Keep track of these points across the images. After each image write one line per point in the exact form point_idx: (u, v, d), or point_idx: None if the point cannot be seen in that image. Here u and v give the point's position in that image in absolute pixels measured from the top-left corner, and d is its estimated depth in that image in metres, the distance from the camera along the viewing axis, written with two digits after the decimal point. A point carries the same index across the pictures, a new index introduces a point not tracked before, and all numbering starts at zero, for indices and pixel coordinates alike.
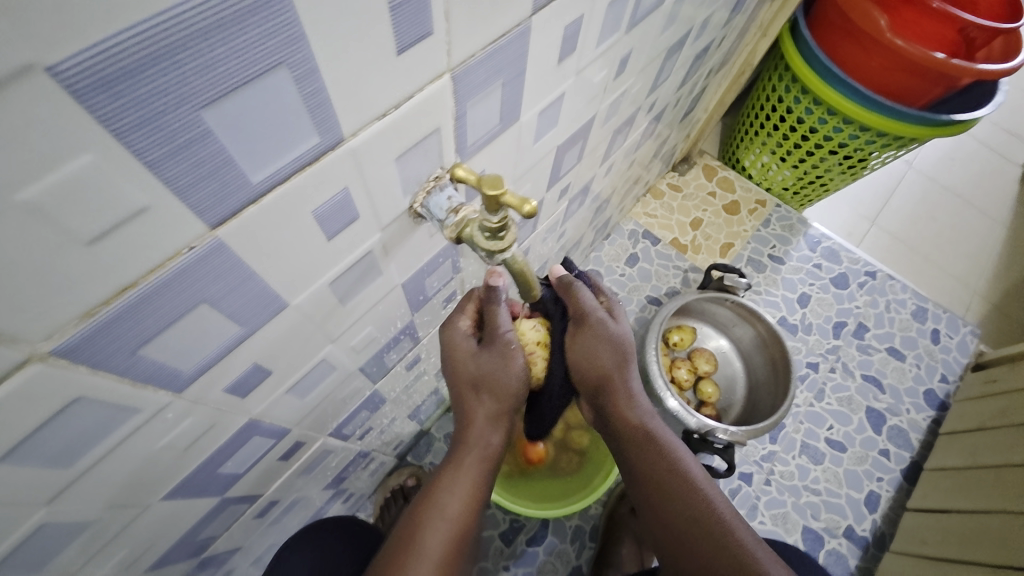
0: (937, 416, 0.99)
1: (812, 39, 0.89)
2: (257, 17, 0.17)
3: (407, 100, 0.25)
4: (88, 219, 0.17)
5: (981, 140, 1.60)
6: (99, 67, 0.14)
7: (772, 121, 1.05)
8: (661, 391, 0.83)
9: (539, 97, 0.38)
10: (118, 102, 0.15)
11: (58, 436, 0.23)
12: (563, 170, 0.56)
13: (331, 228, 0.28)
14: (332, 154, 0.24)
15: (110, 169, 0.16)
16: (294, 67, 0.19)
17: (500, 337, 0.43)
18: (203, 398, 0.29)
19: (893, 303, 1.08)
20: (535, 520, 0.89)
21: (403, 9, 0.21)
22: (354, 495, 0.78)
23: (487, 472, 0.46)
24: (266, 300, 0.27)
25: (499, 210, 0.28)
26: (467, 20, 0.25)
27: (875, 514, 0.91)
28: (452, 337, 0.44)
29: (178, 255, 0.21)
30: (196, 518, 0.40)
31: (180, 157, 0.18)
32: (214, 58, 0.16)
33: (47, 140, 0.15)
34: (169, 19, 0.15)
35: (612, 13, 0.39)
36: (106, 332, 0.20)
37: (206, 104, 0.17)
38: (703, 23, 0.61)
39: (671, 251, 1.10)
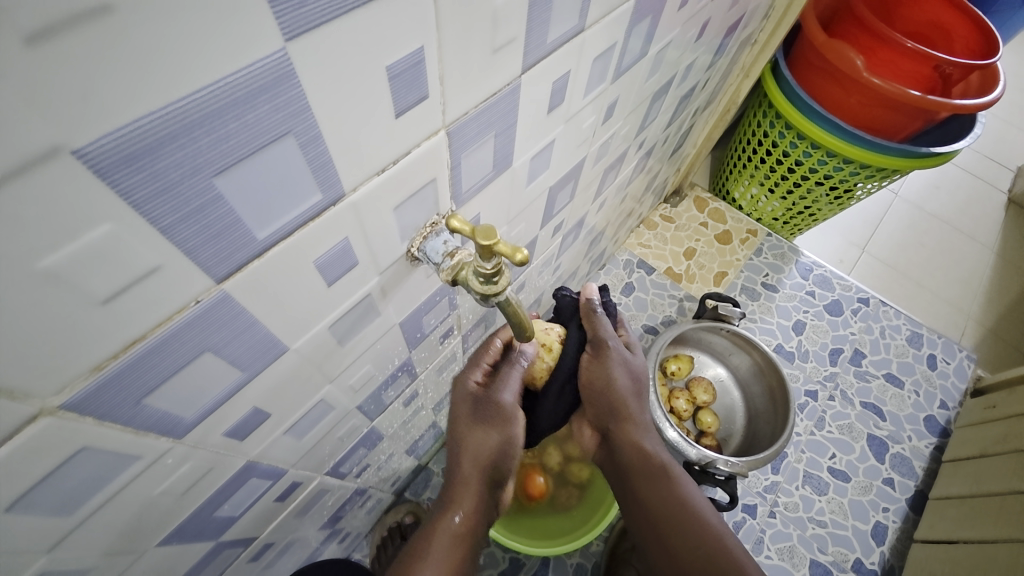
0: (939, 443, 0.99)
1: (793, 78, 0.94)
2: (268, 95, 0.18)
3: (404, 155, 0.27)
4: (103, 280, 0.18)
5: (962, 167, 1.65)
6: (123, 147, 0.16)
7: (759, 154, 1.09)
8: (660, 422, 0.83)
9: (531, 144, 0.40)
10: (138, 176, 0.17)
11: (60, 485, 0.23)
12: (557, 208, 0.58)
13: (332, 275, 0.29)
14: (333, 208, 0.25)
15: (127, 236, 0.18)
16: (300, 135, 0.21)
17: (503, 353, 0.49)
18: (202, 443, 0.29)
19: (887, 330, 1.09)
20: (536, 558, 0.86)
21: (401, 79, 0.23)
22: (350, 535, 0.76)
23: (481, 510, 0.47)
24: (267, 346, 0.28)
25: (492, 257, 0.30)
26: (461, 82, 0.27)
27: (883, 546, 0.89)
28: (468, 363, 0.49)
29: (186, 308, 0.22)
30: (190, 563, 0.39)
31: (191, 220, 0.19)
32: (227, 132, 0.18)
33: (72, 213, 0.16)
34: (188, 103, 0.16)
35: (599, 66, 0.41)
36: (113, 384, 0.21)
37: (217, 172, 0.19)
38: (687, 67, 0.65)
39: (666, 280, 1.12)
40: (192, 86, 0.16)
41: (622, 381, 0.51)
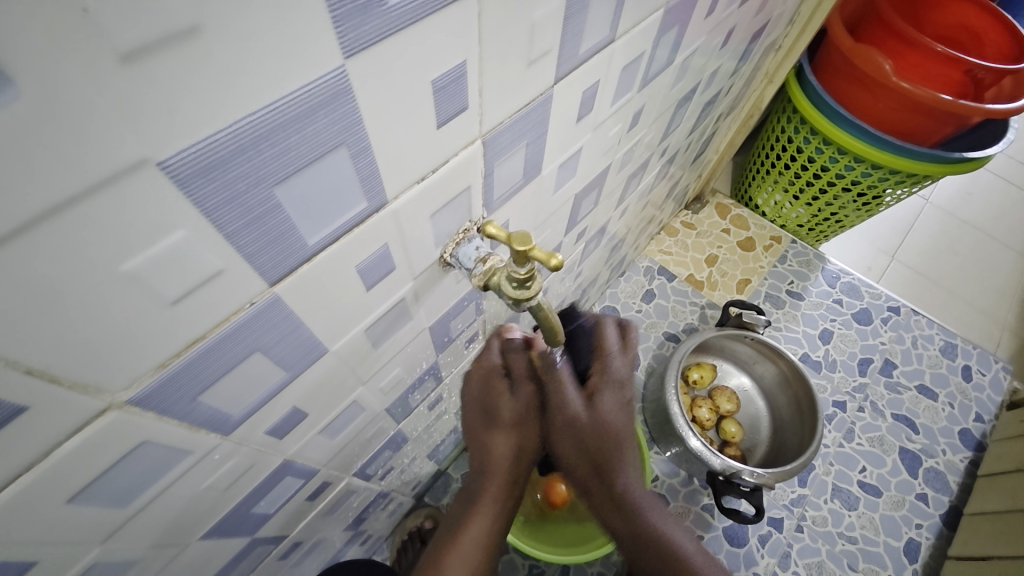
0: (975, 457, 0.95)
1: (818, 83, 0.93)
2: (326, 110, 0.19)
3: (443, 164, 0.28)
4: (173, 283, 0.19)
5: (996, 173, 1.60)
6: (199, 159, 0.17)
7: (783, 159, 1.08)
8: (683, 430, 0.82)
9: (560, 152, 0.41)
10: (209, 186, 0.18)
11: (119, 477, 0.24)
12: (581, 215, 0.59)
13: (371, 278, 0.30)
14: (377, 215, 0.26)
15: (197, 241, 0.19)
16: (351, 146, 0.22)
17: (524, 382, 0.45)
18: (246, 440, 0.30)
19: (919, 339, 1.06)
20: (556, 567, 0.86)
21: (444, 91, 0.24)
22: (372, 537, 0.77)
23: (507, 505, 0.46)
24: (309, 348, 0.29)
25: (525, 262, 0.30)
26: (498, 94, 0.28)
27: (916, 564, 0.86)
28: (487, 375, 0.45)
29: (241, 309, 0.23)
30: (227, 559, 0.41)
31: (252, 227, 0.20)
32: (288, 146, 0.19)
33: (152, 222, 0.17)
34: (256, 118, 0.17)
35: (626, 76, 0.42)
36: (174, 381, 0.22)
37: (278, 182, 0.20)
38: (711, 74, 0.65)
39: (687, 287, 1.11)
40: (260, 102, 0.17)
41: (617, 425, 0.46)
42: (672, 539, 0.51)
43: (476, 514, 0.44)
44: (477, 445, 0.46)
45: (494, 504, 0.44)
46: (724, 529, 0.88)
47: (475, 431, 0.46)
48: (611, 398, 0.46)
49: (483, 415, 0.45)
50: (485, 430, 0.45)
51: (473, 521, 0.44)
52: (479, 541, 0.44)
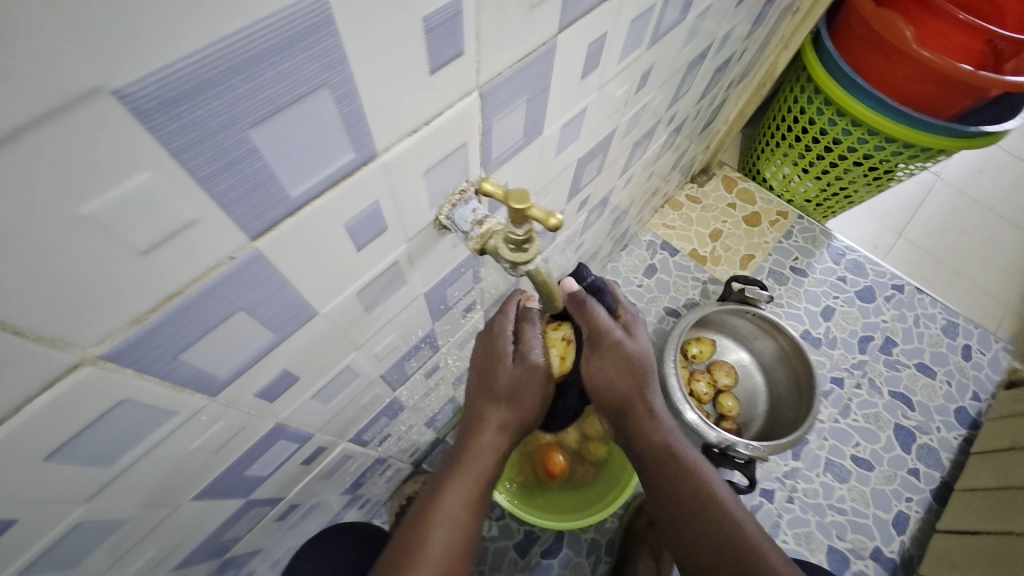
0: (970, 435, 0.95)
1: (836, 49, 0.88)
2: (304, 43, 0.18)
3: (437, 116, 0.26)
4: (140, 232, 0.18)
5: (1014, 150, 1.55)
6: (162, 92, 0.15)
7: (794, 131, 1.04)
8: (680, 403, 0.82)
9: (563, 111, 0.39)
10: (175, 123, 0.16)
11: (101, 436, 0.24)
12: (583, 182, 0.57)
13: (361, 239, 0.29)
14: (366, 168, 0.25)
15: (165, 186, 0.17)
16: (335, 88, 0.20)
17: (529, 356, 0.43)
18: (235, 402, 0.30)
19: (921, 318, 1.05)
20: (550, 532, 0.88)
21: (436, 32, 0.22)
22: (369, 502, 0.78)
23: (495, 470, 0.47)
24: (297, 309, 0.28)
25: (523, 222, 0.29)
26: (496, 40, 0.26)
27: (903, 535, 0.88)
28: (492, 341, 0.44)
29: (220, 264, 0.22)
30: (222, 519, 0.41)
31: (227, 173, 0.19)
32: (263, 81, 0.17)
33: (111, 160, 0.16)
34: (224, 46, 0.16)
35: (635, 29, 0.39)
36: (150, 338, 0.21)
37: (253, 124, 0.18)
38: (725, 36, 0.61)
39: (690, 262, 1.09)
40: (227, 28, 0.15)
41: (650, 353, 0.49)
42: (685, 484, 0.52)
43: (459, 473, 0.45)
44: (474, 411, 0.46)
45: (479, 471, 0.45)
46: None
47: (474, 400, 0.46)
48: (641, 332, 0.49)
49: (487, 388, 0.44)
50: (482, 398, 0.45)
51: (456, 486, 0.45)
52: (463, 499, 0.44)
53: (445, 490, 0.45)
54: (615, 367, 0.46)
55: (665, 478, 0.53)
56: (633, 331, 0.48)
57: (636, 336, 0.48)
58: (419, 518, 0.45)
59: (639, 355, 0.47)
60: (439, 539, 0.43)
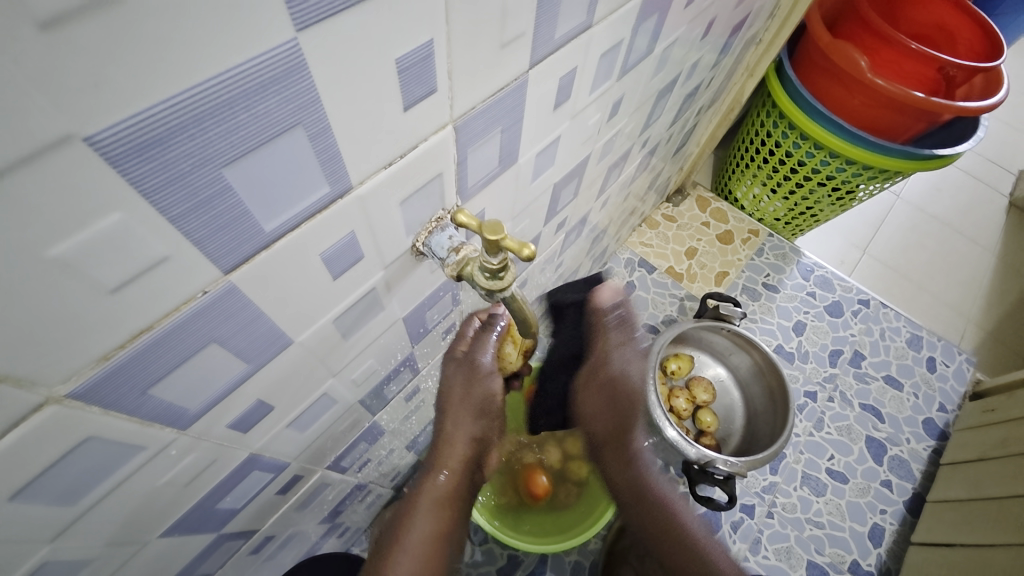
0: (937, 445, 0.99)
1: (797, 78, 0.94)
2: (278, 87, 0.18)
3: (411, 149, 0.27)
4: (110, 270, 0.18)
5: (966, 170, 1.65)
6: (134, 136, 0.16)
7: (762, 154, 1.09)
8: (659, 421, 0.81)
9: (537, 140, 0.40)
10: (148, 166, 0.17)
11: (64, 476, 0.23)
12: (560, 205, 0.58)
13: (337, 268, 0.29)
14: (340, 201, 0.25)
15: (136, 226, 0.18)
16: (309, 126, 0.21)
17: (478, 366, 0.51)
18: (206, 434, 0.29)
19: (887, 331, 1.09)
20: (534, 556, 0.87)
21: (409, 71, 0.23)
22: (349, 530, 0.76)
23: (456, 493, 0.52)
24: (271, 339, 0.28)
25: (497, 252, 0.30)
26: (468, 78, 0.27)
27: (880, 548, 0.90)
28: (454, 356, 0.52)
29: (193, 299, 0.22)
30: (192, 555, 0.40)
31: (200, 211, 0.19)
32: (237, 123, 0.18)
33: (83, 202, 0.16)
34: (199, 92, 0.16)
35: (605, 63, 0.41)
36: (118, 374, 0.21)
37: (227, 163, 0.19)
38: (692, 66, 0.65)
39: (667, 279, 1.12)
40: (201, 76, 0.16)
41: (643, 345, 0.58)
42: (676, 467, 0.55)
43: (425, 494, 0.51)
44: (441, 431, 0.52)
45: (444, 492, 0.51)
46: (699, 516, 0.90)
47: (441, 419, 0.53)
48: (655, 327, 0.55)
49: (459, 397, 0.52)
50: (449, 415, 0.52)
51: (425, 509, 0.50)
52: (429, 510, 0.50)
53: (412, 512, 0.50)
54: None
55: None
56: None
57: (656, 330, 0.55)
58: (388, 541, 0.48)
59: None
60: (408, 560, 0.46)
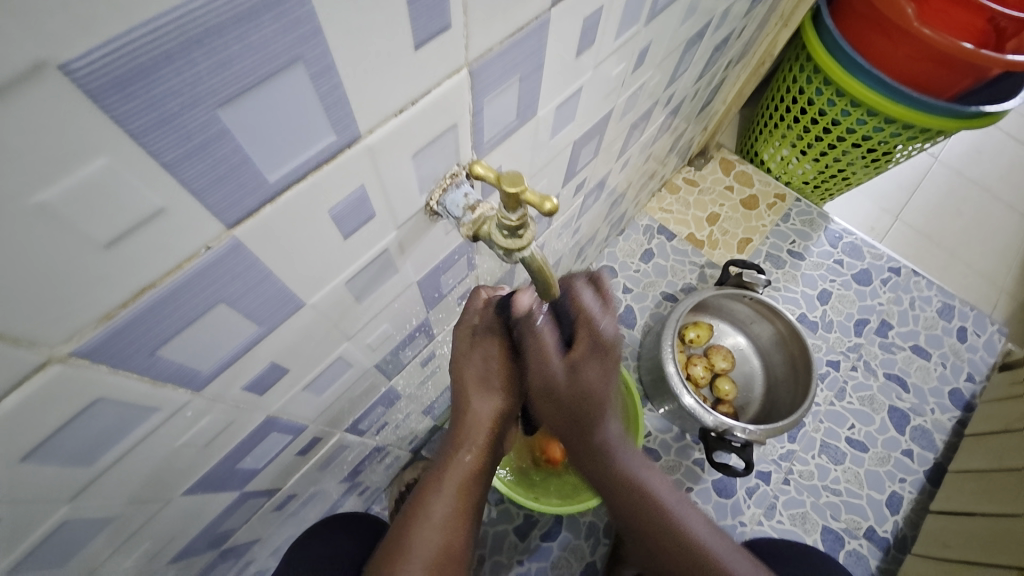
0: (963, 417, 0.96)
1: (836, 28, 0.86)
2: (273, 13, 0.16)
3: (424, 96, 0.25)
4: (104, 222, 0.17)
5: (1012, 130, 1.54)
6: (114, 67, 0.14)
7: (793, 112, 1.02)
8: (677, 388, 0.82)
9: (557, 91, 0.37)
10: (132, 103, 0.15)
11: (81, 434, 0.23)
12: (579, 166, 0.55)
13: (348, 226, 0.27)
14: (349, 151, 0.23)
15: (126, 171, 0.16)
16: (310, 63, 0.18)
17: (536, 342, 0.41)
18: (222, 396, 0.29)
19: (918, 301, 1.05)
20: (549, 516, 0.89)
21: (420, 3, 0.21)
22: (368, 489, 0.78)
23: (481, 477, 0.45)
24: (282, 300, 0.27)
25: (517, 208, 0.28)
26: (485, 14, 0.24)
27: (897, 516, 0.89)
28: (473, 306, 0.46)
29: (196, 255, 0.20)
30: (217, 512, 0.41)
31: (195, 157, 0.18)
32: (229, 55, 0.16)
33: (65, 143, 0.14)
34: (183, 15, 0.14)
35: (632, 4, 0.37)
36: (124, 334, 0.20)
37: (221, 103, 0.17)
38: (724, 13, 0.59)
39: (687, 246, 1.08)
40: None
41: (599, 394, 0.42)
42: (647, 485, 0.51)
43: (445, 478, 0.44)
44: (460, 408, 0.45)
45: (472, 467, 0.44)
46: (713, 482, 0.91)
47: (456, 398, 0.46)
48: (594, 367, 0.41)
49: (477, 376, 0.45)
50: (466, 391, 0.45)
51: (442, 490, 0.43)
52: (444, 509, 0.43)
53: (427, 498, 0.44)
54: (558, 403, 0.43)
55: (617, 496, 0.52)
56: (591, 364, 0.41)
57: (585, 374, 0.41)
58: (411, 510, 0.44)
59: (583, 391, 0.42)
60: (428, 536, 0.42)
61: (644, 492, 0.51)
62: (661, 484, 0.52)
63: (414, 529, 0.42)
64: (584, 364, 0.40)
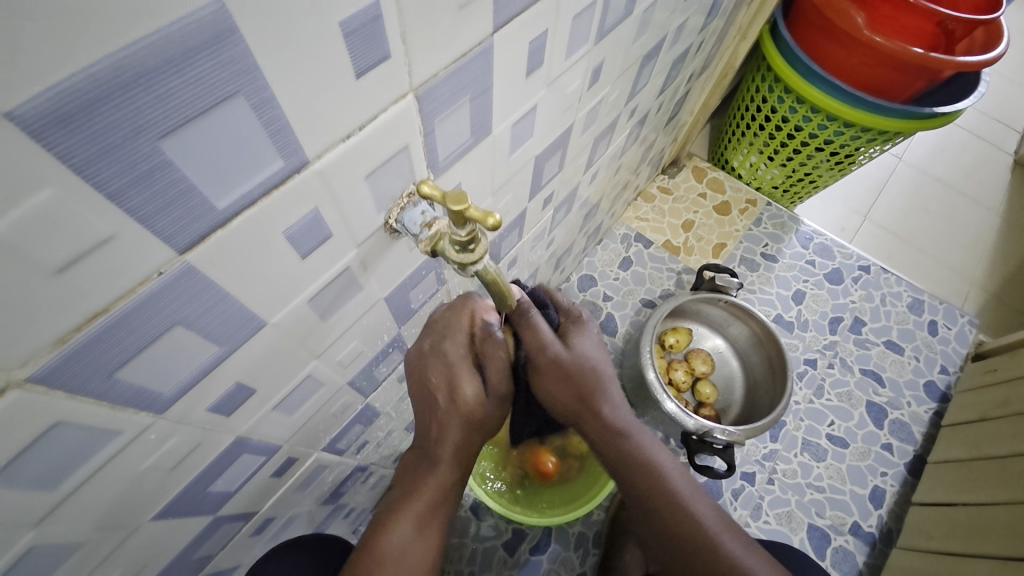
0: (939, 408, 0.98)
1: (792, 38, 0.90)
2: (208, 52, 0.17)
3: (371, 120, 0.26)
4: (53, 250, 0.18)
5: (970, 129, 1.61)
6: (55, 107, 0.15)
7: (758, 120, 1.06)
8: (659, 394, 0.83)
9: (511, 110, 0.39)
10: (74, 138, 0.16)
11: (39, 459, 0.23)
12: (545, 179, 0.57)
13: (304, 246, 0.28)
14: (299, 175, 0.25)
15: (72, 202, 0.17)
16: (250, 95, 0.20)
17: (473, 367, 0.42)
18: (186, 417, 0.29)
19: (888, 297, 1.08)
20: (538, 529, 0.89)
21: (357, 36, 0.22)
22: (354, 510, 0.78)
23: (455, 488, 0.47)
24: (243, 319, 0.28)
25: (464, 223, 0.29)
26: (426, 42, 0.26)
27: (881, 510, 0.90)
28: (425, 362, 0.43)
29: (148, 280, 0.21)
30: (191, 537, 0.41)
31: (141, 186, 0.19)
32: (168, 91, 0.17)
33: (10, 178, 0.15)
34: (119, 57, 0.15)
35: (579, 25, 0.40)
36: (80, 358, 0.21)
37: (163, 135, 0.18)
38: (678, 28, 0.62)
39: (664, 253, 1.11)
40: (120, 40, 0.15)
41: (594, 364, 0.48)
42: (659, 464, 0.53)
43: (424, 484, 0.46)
44: (429, 419, 0.45)
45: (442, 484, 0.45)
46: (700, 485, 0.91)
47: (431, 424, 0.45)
48: (583, 341, 0.48)
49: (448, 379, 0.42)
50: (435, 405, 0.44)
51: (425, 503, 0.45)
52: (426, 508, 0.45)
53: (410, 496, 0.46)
54: (563, 381, 0.47)
55: (626, 474, 0.53)
56: (578, 337, 0.48)
57: (578, 346, 0.47)
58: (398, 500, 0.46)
59: (581, 364, 0.46)
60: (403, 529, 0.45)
61: (649, 463, 0.53)
62: (663, 453, 0.54)
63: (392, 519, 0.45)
64: (574, 337, 0.47)
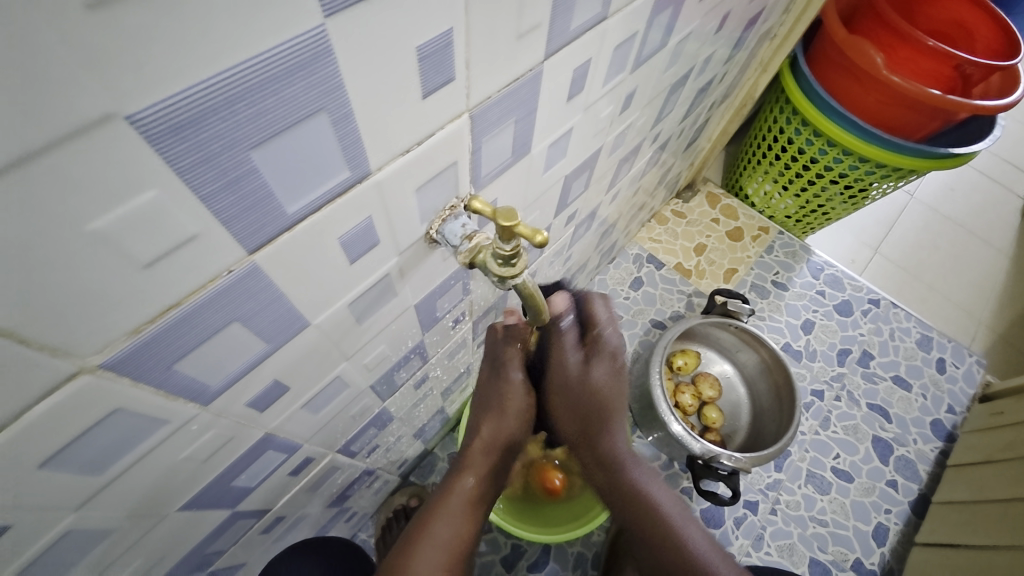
0: (945, 447, 0.98)
1: (812, 74, 0.93)
2: (304, 72, 0.19)
3: (428, 137, 0.28)
4: (146, 246, 0.19)
5: (982, 171, 1.63)
6: (171, 117, 0.16)
7: (774, 150, 1.08)
8: (665, 415, 0.83)
9: (550, 131, 0.40)
10: (182, 146, 0.17)
11: (94, 442, 0.24)
12: (571, 198, 0.59)
13: (354, 252, 0.30)
14: (359, 186, 0.26)
15: (170, 203, 0.18)
16: (332, 112, 0.21)
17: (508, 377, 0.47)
18: (225, 411, 0.30)
19: (897, 332, 1.08)
20: (537, 546, 0.88)
21: (428, 60, 0.24)
22: (356, 515, 0.78)
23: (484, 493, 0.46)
24: (290, 320, 0.29)
25: (511, 238, 0.30)
26: (486, 66, 0.28)
27: (884, 548, 0.90)
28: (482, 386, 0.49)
29: (218, 277, 0.22)
30: (207, 531, 0.41)
31: (228, 191, 0.20)
32: (265, 106, 0.19)
33: (122, 179, 0.17)
34: (231, 75, 0.17)
35: (619, 55, 0.41)
36: (148, 348, 0.22)
37: (254, 145, 0.19)
38: (706, 59, 0.64)
39: (675, 275, 1.12)
40: (233, 59, 0.16)
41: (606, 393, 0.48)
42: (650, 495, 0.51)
43: (450, 496, 0.45)
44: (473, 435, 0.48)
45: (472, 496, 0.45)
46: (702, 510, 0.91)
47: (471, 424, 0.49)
48: (603, 365, 0.48)
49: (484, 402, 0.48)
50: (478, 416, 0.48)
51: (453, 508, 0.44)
52: (455, 525, 0.43)
53: (437, 512, 0.44)
54: (569, 401, 0.48)
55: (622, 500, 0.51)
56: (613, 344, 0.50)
57: (596, 375, 0.47)
58: (416, 526, 0.43)
59: (591, 388, 0.47)
60: (432, 552, 0.41)
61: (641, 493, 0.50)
62: (658, 487, 0.52)
63: (421, 539, 0.42)
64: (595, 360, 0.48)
